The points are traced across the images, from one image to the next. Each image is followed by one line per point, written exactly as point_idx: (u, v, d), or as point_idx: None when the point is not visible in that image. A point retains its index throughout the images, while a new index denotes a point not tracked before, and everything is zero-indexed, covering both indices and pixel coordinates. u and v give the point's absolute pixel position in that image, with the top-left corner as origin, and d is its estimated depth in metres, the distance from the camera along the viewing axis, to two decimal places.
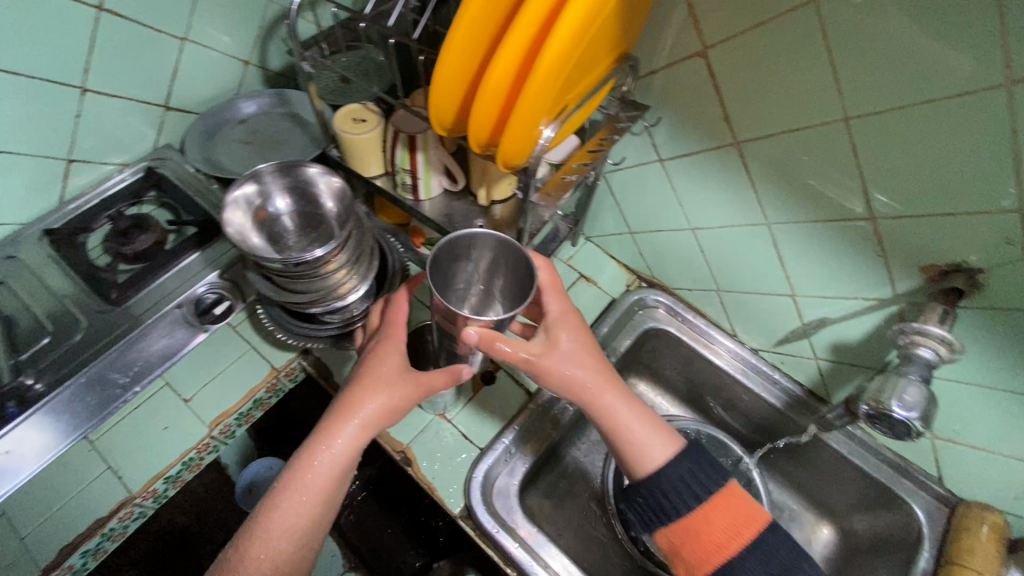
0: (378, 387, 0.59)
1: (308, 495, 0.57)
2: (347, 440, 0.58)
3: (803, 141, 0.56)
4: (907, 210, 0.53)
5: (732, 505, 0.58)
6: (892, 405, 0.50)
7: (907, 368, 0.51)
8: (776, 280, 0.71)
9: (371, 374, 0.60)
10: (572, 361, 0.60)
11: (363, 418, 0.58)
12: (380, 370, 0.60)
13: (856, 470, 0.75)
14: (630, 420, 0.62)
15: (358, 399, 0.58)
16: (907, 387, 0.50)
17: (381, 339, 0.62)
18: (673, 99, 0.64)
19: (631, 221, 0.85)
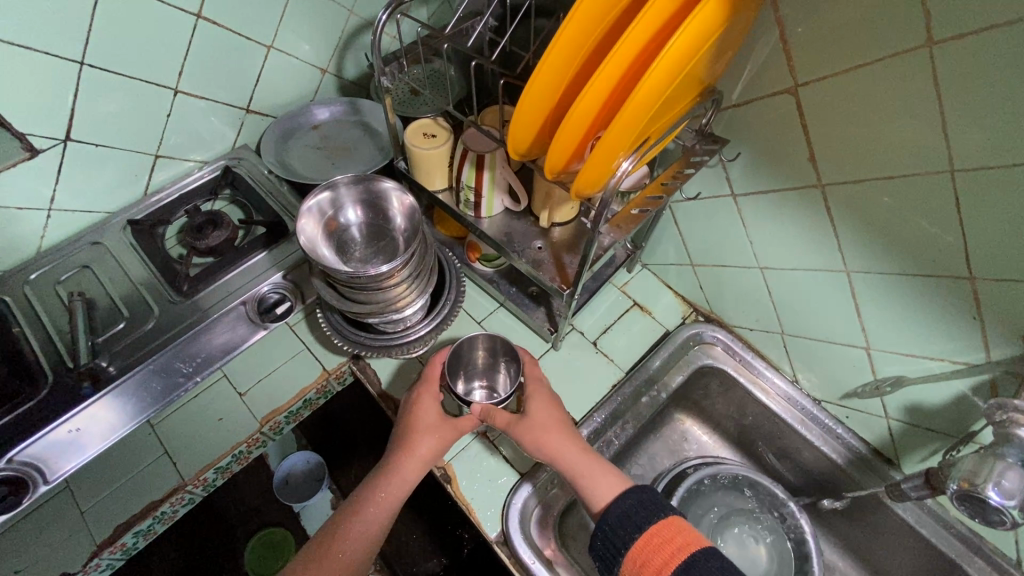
0: (429, 431, 0.66)
1: (369, 529, 0.62)
2: (404, 480, 0.64)
3: (898, 190, 0.52)
4: (1014, 272, 0.48)
5: (669, 529, 0.56)
6: (988, 491, 0.45)
7: (1005, 449, 0.47)
8: (849, 329, 0.66)
9: (418, 419, 0.66)
10: (536, 420, 0.66)
11: (418, 459, 0.65)
12: (426, 416, 0.66)
13: (921, 541, 0.70)
14: (583, 464, 0.64)
15: (410, 442, 0.65)
16: (1006, 471, 0.46)
17: (419, 387, 0.68)
18: (756, 135, 0.62)
19: (693, 254, 0.82)
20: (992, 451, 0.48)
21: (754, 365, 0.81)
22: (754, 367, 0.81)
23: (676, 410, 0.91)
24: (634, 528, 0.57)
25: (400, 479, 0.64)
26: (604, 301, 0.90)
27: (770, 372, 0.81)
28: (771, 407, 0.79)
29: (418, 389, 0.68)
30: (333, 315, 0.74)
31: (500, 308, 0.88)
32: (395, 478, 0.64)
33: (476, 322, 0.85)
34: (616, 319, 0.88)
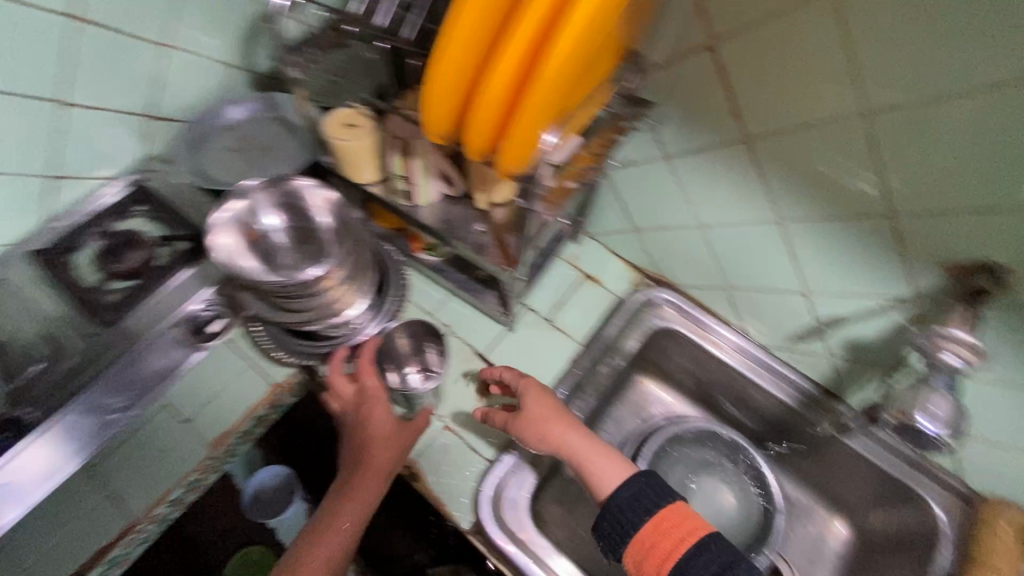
0: (387, 442, 0.67)
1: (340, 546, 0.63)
2: (370, 494, 0.66)
3: (817, 137, 0.53)
4: (932, 208, 0.50)
5: (677, 514, 0.58)
6: (917, 417, 0.48)
7: (933, 378, 0.49)
8: (788, 278, 0.68)
9: (373, 432, 0.67)
10: (533, 414, 0.68)
11: (380, 471, 0.66)
12: (380, 428, 0.67)
13: (870, 467, 0.74)
14: (585, 445, 0.66)
15: (365, 455, 0.66)
16: (934, 399, 0.48)
17: (367, 399, 0.68)
18: (680, 94, 0.61)
19: (636, 219, 0.82)
20: (923, 380, 0.50)
21: (705, 320, 0.83)
22: (704, 322, 0.83)
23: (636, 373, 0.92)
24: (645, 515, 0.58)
25: (366, 493, 0.65)
26: (554, 277, 0.89)
27: (718, 325, 0.82)
28: (725, 359, 0.81)
29: (364, 400, 0.68)
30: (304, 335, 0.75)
31: (451, 296, 0.85)
32: (361, 492, 0.65)
33: (428, 313, 0.84)
34: (568, 293, 0.88)
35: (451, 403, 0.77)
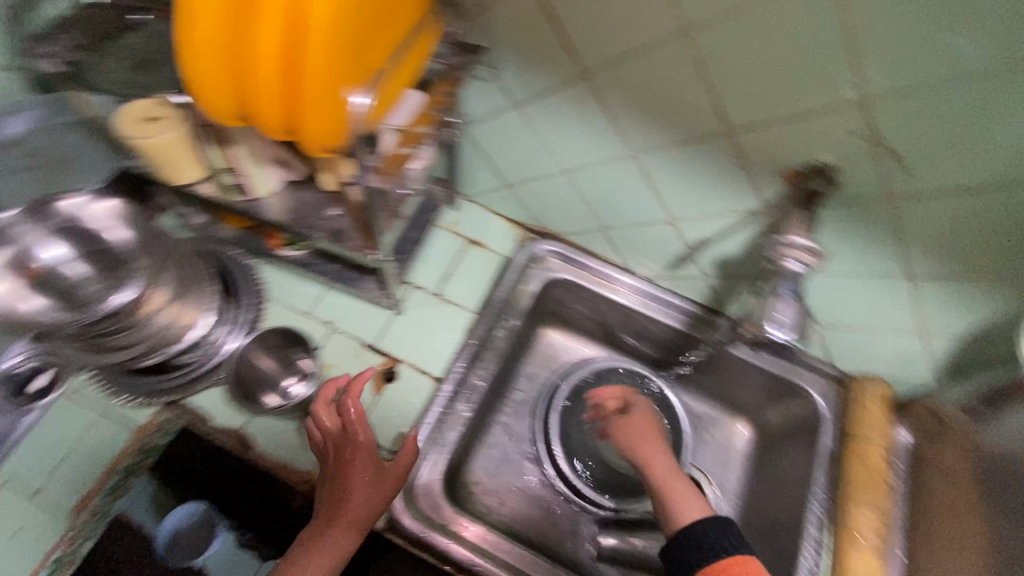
0: (365, 489, 0.60)
1: None
2: (341, 546, 0.58)
3: (649, 63, 0.51)
4: (762, 119, 0.50)
5: (751, 565, 0.49)
6: (767, 327, 0.50)
7: (781, 286, 0.51)
8: (653, 209, 0.69)
9: (354, 476, 0.60)
10: (637, 429, 0.68)
11: (354, 518, 0.59)
12: (363, 472, 0.61)
13: (757, 370, 0.78)
14: (659, 458, 0.64)
15: (342, 501, 0.59)
16: (778, 306, 0.50)
17: (352, 444, 0.62)
18: (510, 35, 0.57)
19: (506, 174, 0.79)
20: (773, 289, 0.52)
21: (599, 270, 0.83)
22: (596, 270, 0.83)
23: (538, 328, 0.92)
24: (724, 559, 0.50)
25: (335, 547, 0.57)
26: (436, 248, 0.85)
27: (617, 273, 0.83)
28: (619, 301, 0.82)
29: (345, 443, 0.63)
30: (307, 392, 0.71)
31: (328, 290, 0.79)
32: (329, 546, 0.57)
33: (304, 312, 0.77)
34: (454, 263, 0.84)
35: None
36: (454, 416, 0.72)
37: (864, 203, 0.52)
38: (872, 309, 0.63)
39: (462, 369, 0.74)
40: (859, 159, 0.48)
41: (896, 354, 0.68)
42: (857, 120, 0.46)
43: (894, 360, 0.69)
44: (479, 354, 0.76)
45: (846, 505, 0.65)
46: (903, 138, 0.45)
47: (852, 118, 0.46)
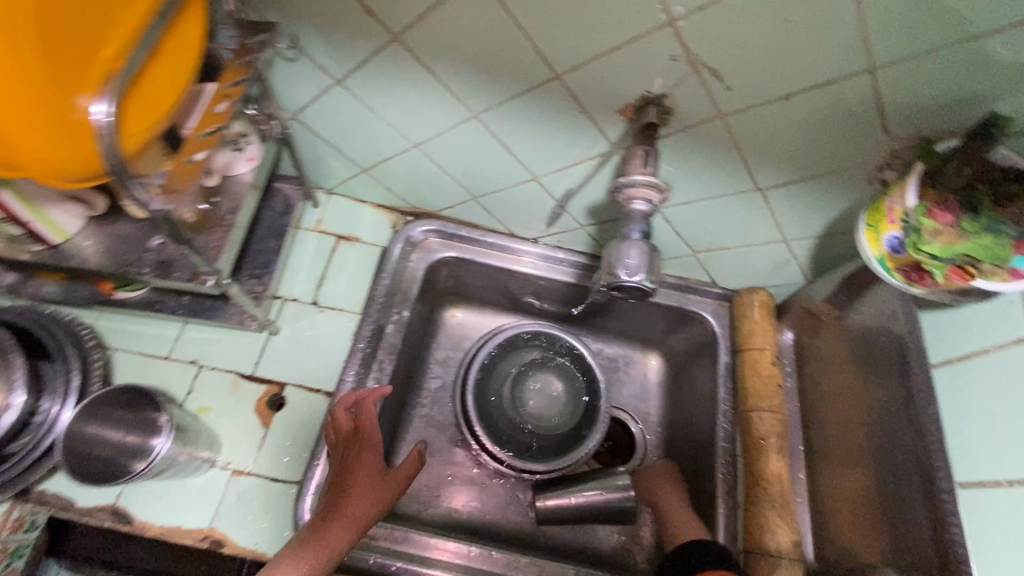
0: (365, 493, 0.57)
1: None
2: (337, 548, 0.53)
3: (457, 12, 0.47)
4: (583, 58, 0.47)
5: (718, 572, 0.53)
6: (620, 274, 0.49)
7: (631, 228, 0.50)
8: (513, 168, 0.66)
9: (357, 477, 0.57)
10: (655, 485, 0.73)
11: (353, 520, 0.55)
12: (366, 475, 0.58)
13: (652, 305, 0.79)
14: (673, 505, 0.69)
15: (344, 496, 0.56)
16: (629, 251, 0.50)
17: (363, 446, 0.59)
18: (301, 2, 0.50)
19: (357, 159, 0.72)
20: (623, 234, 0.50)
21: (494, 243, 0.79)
22: (487, 242, 0.79)
23: (437, 311, 0.88)
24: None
25: (328, 546, 0.53)
26: (303, 254, 0.78)
27: (517, 244, 0.79)
28: (515, 268, 0.79)
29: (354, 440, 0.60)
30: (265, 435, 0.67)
31: (187, 324, 0.71)
32: (326, 541, 0.53)
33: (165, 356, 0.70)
34: (326, 265, 0.78)
35: (233, 441, 0.66)
36: None
37: (701, 128, 0.51)
38: (737, 228, 0.64)
39: (355, 377, 0.69)
40: (684, 84, 0.47)
41: (768, 265, 0.70)
42: (671, 43, 0.44)
43: (770, 269, 0.71)
44: (371, 356, 0.71)
45: (747, 415, 0.68)
46: (718, 54, 0.43)
47: (665, 43, 0.44)
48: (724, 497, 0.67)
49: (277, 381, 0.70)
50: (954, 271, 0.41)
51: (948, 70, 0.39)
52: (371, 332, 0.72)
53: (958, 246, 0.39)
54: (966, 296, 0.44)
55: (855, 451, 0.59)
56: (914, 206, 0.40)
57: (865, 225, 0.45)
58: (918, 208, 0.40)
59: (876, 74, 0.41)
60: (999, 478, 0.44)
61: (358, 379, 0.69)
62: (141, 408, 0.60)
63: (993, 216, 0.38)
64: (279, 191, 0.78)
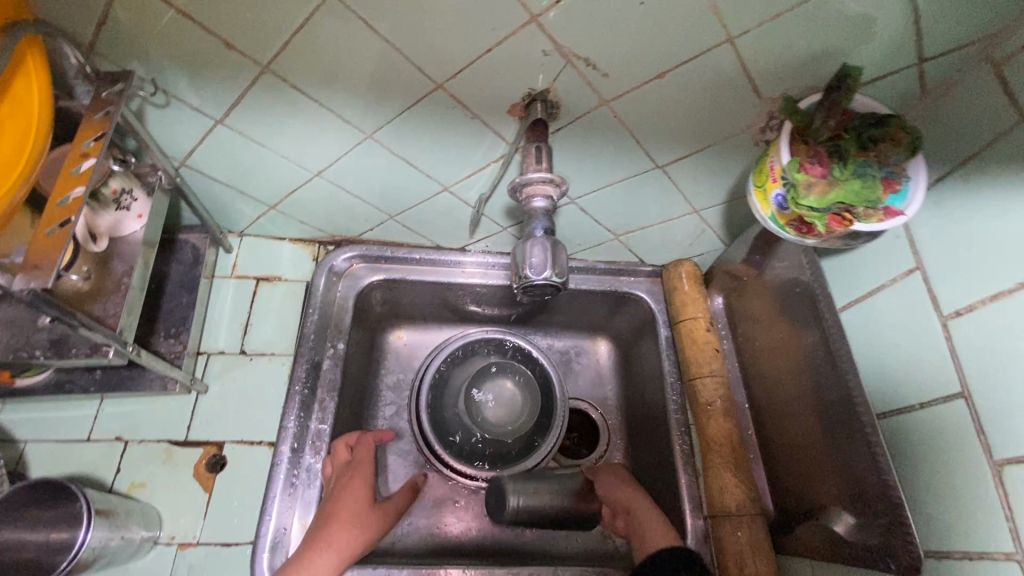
0: (354, 520, 0.60)
1: None
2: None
3: (321, 35, 0.45)
4: (460, 64, 0.47)
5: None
6: (527, 274, 0.53)
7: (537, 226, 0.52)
8: (421, 182, 0.65)
9: (345, 500, 0.60)
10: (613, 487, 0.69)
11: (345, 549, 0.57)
12: (356, 503, 0.61)
13: (591, 294, 0.79)
14: (643, 511, 0.65)
15: (333, 520, 0.59)
16: (532, 251, 0.53)
17: (361, 479, 0.63)
18: (155, 45, 0.47)
19: (260, 197, 0.69)
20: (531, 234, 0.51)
21: (422, 258, 0.76)
22: (414, 259, 0.76)
23: (379, 337, 0.83)
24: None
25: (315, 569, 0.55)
26: (223, 304, 0.74)
27: (455, 255, 0.77)
28: (449, 281, 0.76)
29: (348, 468, 0.64)
30: (213, 499, 0.63)
31: (104, 401, 0.67)
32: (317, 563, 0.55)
33: (87, 437, 0.65)
34: (250, 311, 0.74)
35: (175, 514, 0.62)
36: (304, 472, 0.64)
37: (589, 117, 0.52)
38: (649, 206, 0.65)
39: (297, 422, 0.66)
40: (563, 78, 0.47)
41: (687, 237, 0.72)
42: (541, 39, 0.44)
43: (690, 240, 0.73)
44: (311, 397, 0.68)
45: (692, 384, 0.69)
46: (587, 44, 0.44)
47: (535, 39, 0.44)
48: (684, 466, 0.68)
49: (214, 441, 0.66)
50: (834, 219, 0.43)
51: (797, 31, 0.41)
52: (308, 371, 0.69)
53: (829, 195, 0.41)
54: (854, 239, 0.47)
55: (796, 400, 0.61)
56: (787, 164, 0.42)
57: (755, 186, 0.47)
58: (790, 165, 0.42)
59: (736, 42, 0.43)
60: (913, 402, 0.46)
61: (300, 424, 0.66)
62: (58, 499, 0.54)
63: (856, 163, 0.41)
64: (185, 242, 0.74)
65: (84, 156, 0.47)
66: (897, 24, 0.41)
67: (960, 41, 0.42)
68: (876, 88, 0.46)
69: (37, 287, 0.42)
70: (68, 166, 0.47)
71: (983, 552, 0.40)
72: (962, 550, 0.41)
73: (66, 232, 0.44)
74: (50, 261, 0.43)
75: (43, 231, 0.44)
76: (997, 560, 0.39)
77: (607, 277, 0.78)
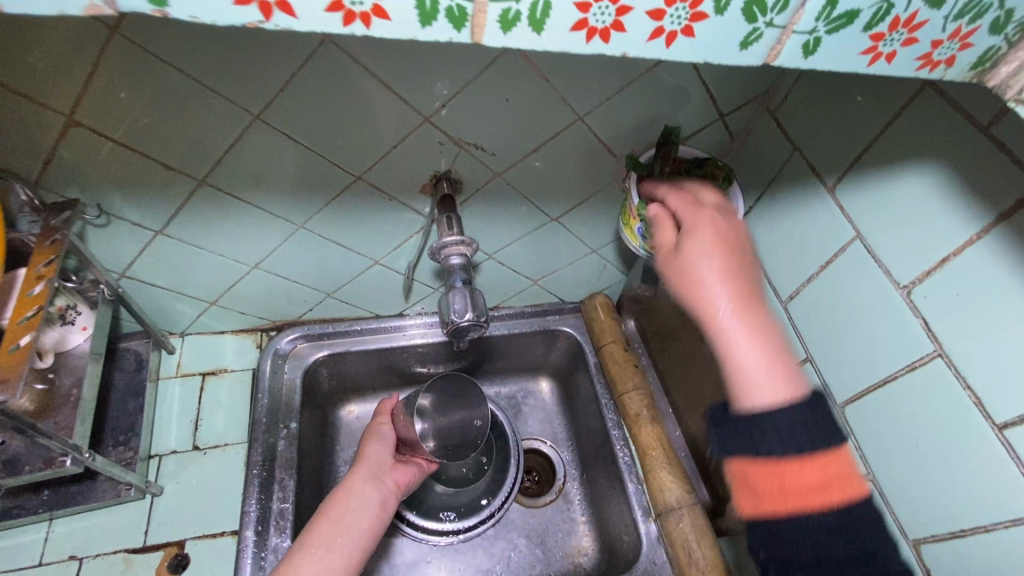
0: (384, 446, 0.71)
1: (342, 522, 0.61)
2: (364, 489, 0.64)
3: (251, 147, 0.53)
4: (373, 158, 0.57)
5: (827, 465, 0.40)
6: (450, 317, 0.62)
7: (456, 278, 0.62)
8: (353, 258, 0.72)
9: (381, 430, 0.73)
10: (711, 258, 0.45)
11: (376, 486, 0.66)
12: (386, 437, 0.72)
13: (523, 336, 0.87)
14: (742, 341, 0.43)
15: (368, 449, 0.70)
16: (455, 298, 0.62)
17: (385, 419, 0.74)
18: (99, 174, 0.53)
19: (201, 295, 0.74)
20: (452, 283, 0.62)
21: (363, 328, 0.82)
22: (356, 330, 0.81)
23: (329, 413, 0.85)
24: (793, 441, 0.40)
25: (360, 482, 0.65)
26: (171, 403, 0.76)
27: (394, 320, 0.83)
28: (391, 345, 0.82)
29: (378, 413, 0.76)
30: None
31: (53, 519, 0.65)
32: (356, 480, 0.65)
33: (37, 562, 0.63)
34: (199, 406, 0.76)
35: None
36: (271, 553, 0.65)
37: (488, 185, 0.62)
38: (556, 251, 0.76)
39: (258, 505, 0.68)
40: (459, 158, 0.58)
41: (594, 272, 0.83)
42: (436, 133, 0.55)
43: (598, 275, 0.84)
44: (269, 478, 0.70)
45: (621, 400, 0.77)
46: (473, 132, 0.55)
47: (432, 133, 0.55)
48: (630, 476, 0.75)
49: (174, 540, 0.66)
50: None
51: (630, 105, 0.55)
52: (264, 456, 0.71)
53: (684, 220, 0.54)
54: None
55: (709, 396, 0.71)
56: (638, 204, 0.55)
57: (623, 225, 0.60)
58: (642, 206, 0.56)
59: (586, 118, 0.55)
60: None
61: (261, 506, 0.67)
62: None
63: None
64: (127, 350, 0.76)
65: (38, 279, 0.53)
66: (697, 94, 0.55)
67: (745, 99, 0.57)
68: (699, 138, 0.61)
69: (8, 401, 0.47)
70: (24, 285, 0.53)
71: None
72: None
73: (26, 352, 0.50)
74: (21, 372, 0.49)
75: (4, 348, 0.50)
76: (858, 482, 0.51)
77: (535, 318, 0.87)
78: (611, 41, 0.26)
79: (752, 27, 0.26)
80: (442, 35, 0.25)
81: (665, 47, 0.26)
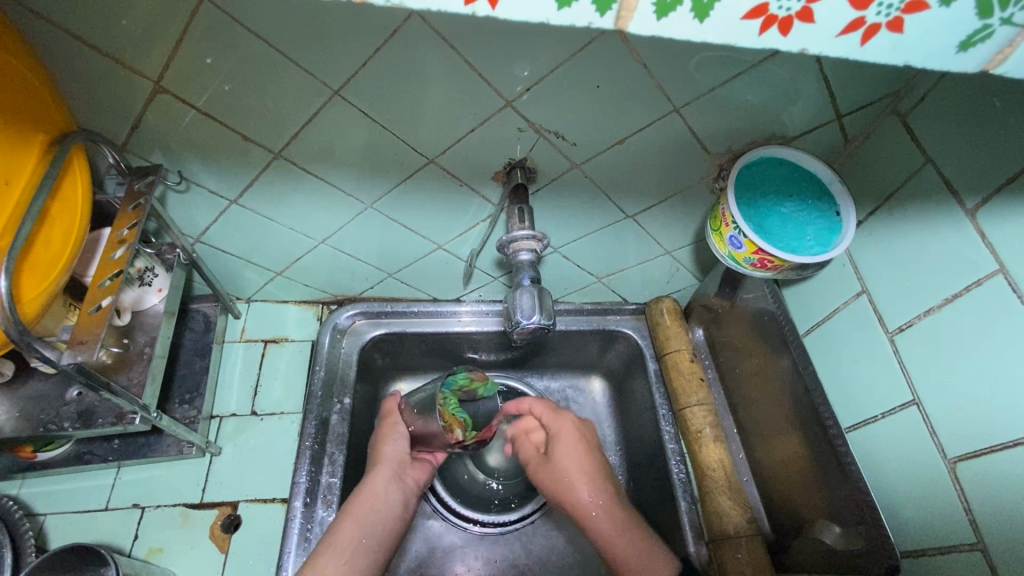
0: (399, 450, 0.70)
1: (367, 523, 0.62)
2: (386, 490, 0.66)
3: (328, 124, 0.52)
4: (448, 142, 0.54)
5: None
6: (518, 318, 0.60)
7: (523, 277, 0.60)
8: (417, 242, 0.71)
9: (388, 433, 0.71)
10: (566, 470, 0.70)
11: (399, 484, 0.67)
12: (399, 442, 0.70)
13: (581, 334, 0.82)
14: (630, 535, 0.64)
15: (381, 455, 0.69)
16: (523, 298, 0.60)
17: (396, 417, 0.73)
18: (183, 142, 0.54)
19: (269, 265, 0.75)
20: (518, 281, 0.61)
21: (421, 311, 0.80)
22: (413, 312, 0.80)
23: (381, 390, 0.85)
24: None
25: (378, 485, 0.66)
26: (233, 366, 0.78)
27: (451, 306, 0.81)
28: (447, 330, 0.80)
29: (386, 418, 0.73)
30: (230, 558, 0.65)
31: (121, 468, 0.69)
32: (372, 484, 0.65)
33: (105, 506, 0.67)
34: (259, 372, 0.78)
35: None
36: (317, 525, 0.66)
37: (564, 177, 0.59)
38: (626, 249, 0.72)
39: (309, 477, 0.68)
40: (538, 148, 0.55)
41: (665, 274, 0.78)
42: (517, 119, 0.51)
43: (668, 278, 0.79)
44: (321, 451, 0.71)
45: (682, 413, 0.72)
46: (557, 120, 0.51)
47: (513, 119, 0.51)
48: (683, 494, 0.69)
49: (228, 501, 0.69)
50: (756, 263, 0.54)
51: (734, 99, 0.49)
52: (316, 428, 0.72)
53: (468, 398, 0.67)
54: (805, 269, 0.55)
55: (782, 420, 0.65)
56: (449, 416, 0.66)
57: (713, 230, 0.56)
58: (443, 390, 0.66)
59: (682, 112, 0.50)
60: (876, 413, 0.53)
61: (312, 478, 0.67)
62: (85, 565, 0.56)
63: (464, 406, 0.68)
64: (197, 312, 0.79)
65: (119, 243, 0.55)
66: (816, 90, 0.48)
67: (870, 100, 0.50)
68: (805, 141, 0.55)
69: (83, 360, 0.50)
70: (105, 249, 0.55)
71: (952, 544, 0.46)
72: (935, 546, 0.47)
73: (105, 314, 0.52)
74: (97, 333, 0.51)
75: (85, 310, 0.52)
76: (965, 550, 0.45)
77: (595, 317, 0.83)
78: (791, 33, 0.22)
79: (983, 23, 0.21)
80: (583, 18, 0.22)
81: (859, 44, 0.22)
